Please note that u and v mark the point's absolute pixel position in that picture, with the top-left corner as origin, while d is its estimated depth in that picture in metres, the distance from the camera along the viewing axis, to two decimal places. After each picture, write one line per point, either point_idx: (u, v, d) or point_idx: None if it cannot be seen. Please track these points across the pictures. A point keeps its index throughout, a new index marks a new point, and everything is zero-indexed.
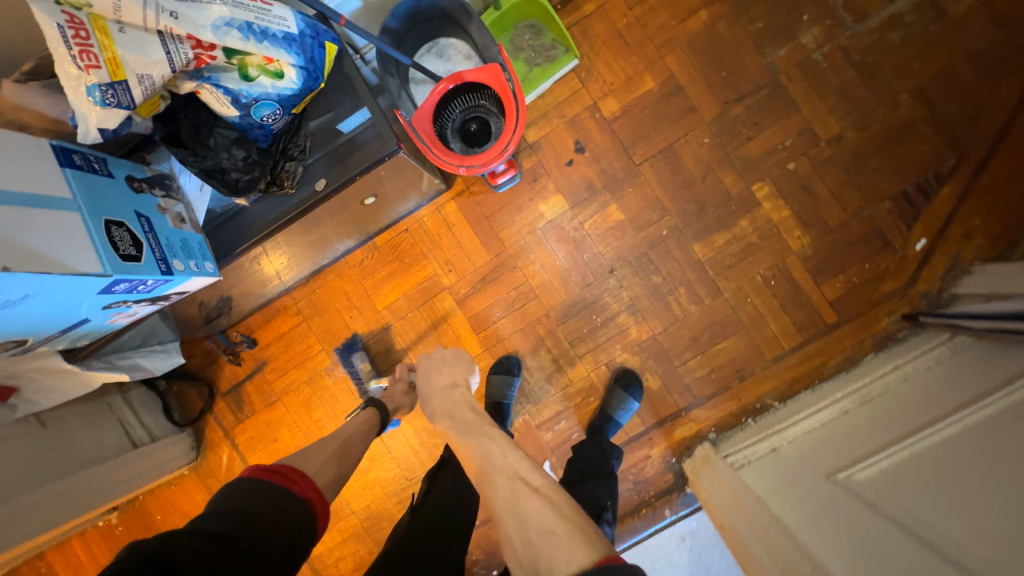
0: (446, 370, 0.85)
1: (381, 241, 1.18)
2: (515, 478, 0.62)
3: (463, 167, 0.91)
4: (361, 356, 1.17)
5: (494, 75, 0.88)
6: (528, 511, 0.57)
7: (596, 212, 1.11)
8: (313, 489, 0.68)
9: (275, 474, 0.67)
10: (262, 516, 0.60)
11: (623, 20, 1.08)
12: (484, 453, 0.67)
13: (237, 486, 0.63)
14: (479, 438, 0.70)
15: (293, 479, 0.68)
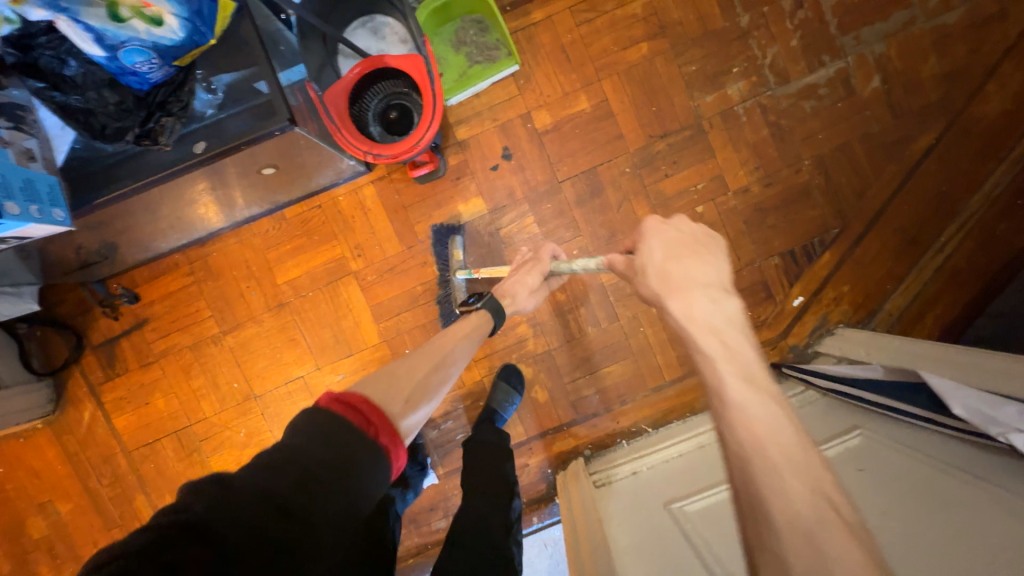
0: (687, 259, 0.69)
1: (292, 214, 1.13)
2: (821, 495, 0.44)
3: (370, 153, 0.88)
4: (457, 245, 1.09)
5: (415, 65, 0.87)
6: (845, 564, 0.39)
7: (514, 221, 1.11)
8: (390, 433, 0.56)
9: (349, 410, 0.55)
10: (330, 465, 0.49)
11: (568, 35, 1.08)
12: (769, 423, 0.50)
13: (310, 422, 0.52)
14: (765, 403, 0.51)
15: (372, 421, 0.56)
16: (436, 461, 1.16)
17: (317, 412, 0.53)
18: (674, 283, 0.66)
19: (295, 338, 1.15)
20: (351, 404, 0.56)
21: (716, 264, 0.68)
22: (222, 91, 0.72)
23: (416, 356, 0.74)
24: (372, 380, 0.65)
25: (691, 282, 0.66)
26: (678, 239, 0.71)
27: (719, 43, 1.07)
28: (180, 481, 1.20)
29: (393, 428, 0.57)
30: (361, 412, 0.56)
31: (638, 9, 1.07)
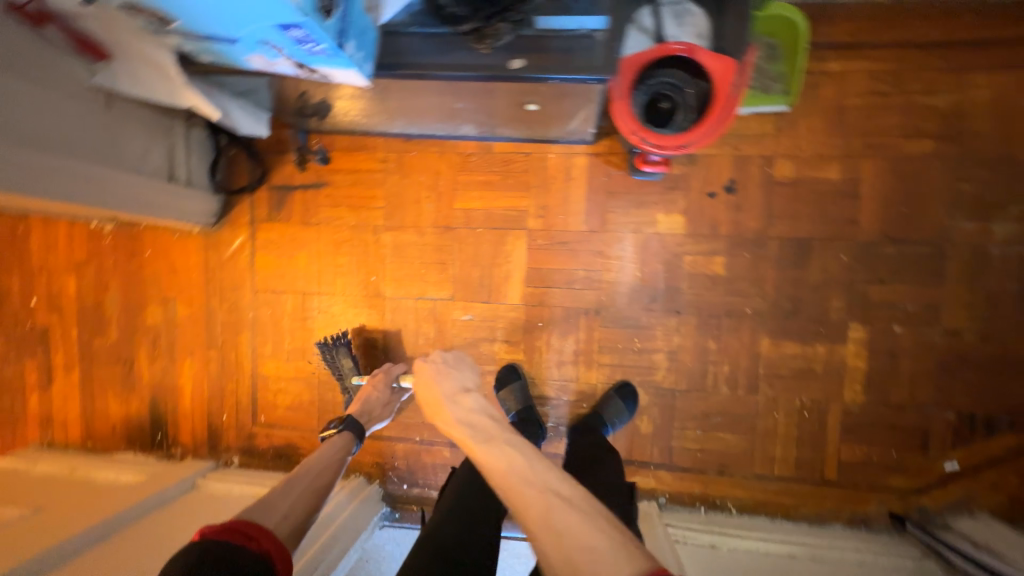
0: (456, 379, 0.91)
1: (498, 149, 1.13)
2: (589, 510, 0.59)
3: (638, 138, 0.86)
4: (346, 354, 1.15)
5: (724, 73, 0.82)
6: (567, 525, 0.57)
7: (703, 254, 1.07)
8: (272, 541, 0.69)
9: (226, 532, 0.67)
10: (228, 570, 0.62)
11: (854, 99, 1.00)
12: (514, 464, 0.66)
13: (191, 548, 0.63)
14: (504, 447, 0.69)
15: (248, 535, 0.68)
16: None
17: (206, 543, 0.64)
18: (429, 397, 0.89)
19: (444, 262, 1.16)
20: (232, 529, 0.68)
21: (468, 377, 0.93)
22: (563, 20, 0.70)
23: (297, 479, 0.84)
24: (258, 504, 0.76)
25: (444, 399, 0.85)
26: (433, 376, 0.92)
27: (1010, 175, 0.97)
28: (285, 337, 1.26)
29: (270, 534, 0.70)
30: (241, 533, 0.68)
31: (942, 104, 0.98)
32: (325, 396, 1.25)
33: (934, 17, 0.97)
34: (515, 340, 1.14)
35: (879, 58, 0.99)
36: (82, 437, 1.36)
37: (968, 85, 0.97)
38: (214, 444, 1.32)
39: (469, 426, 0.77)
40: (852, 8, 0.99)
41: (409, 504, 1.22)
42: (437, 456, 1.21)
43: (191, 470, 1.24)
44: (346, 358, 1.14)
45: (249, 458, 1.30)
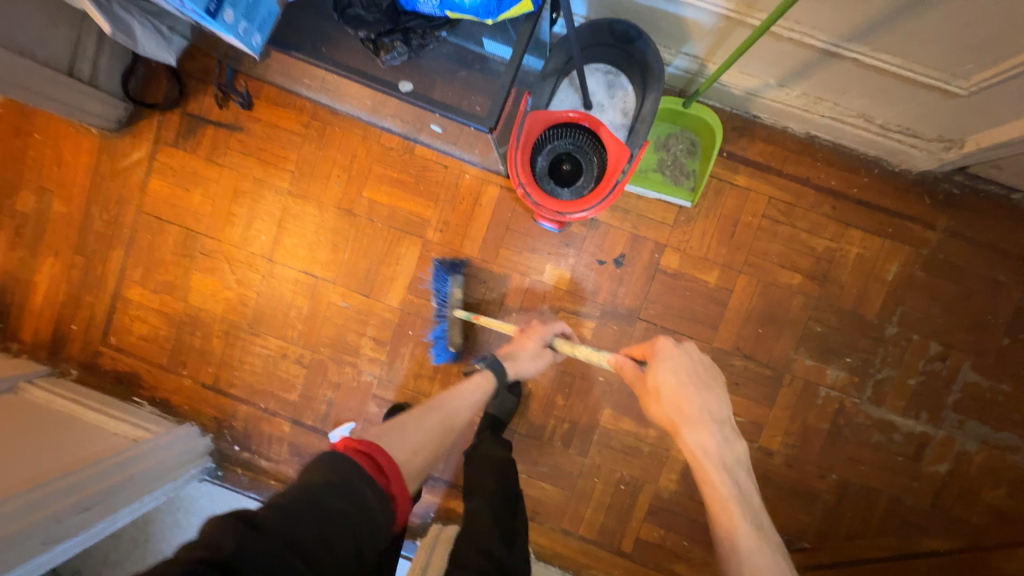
0: (689, 380, 0.75)
1: (420, 153, 1.12)
2: None
3: (523, 190, 0.86)
4: (453, 285, 1.11)
5: (616, 159, 0.85)
6: None
7: (577, 314, 1.11)
8: (399, 485, 0.59)
9: (366, 461, 0.57)
10: (342, 501, 0.52)
11: (751, 217, 1.06)
12: (779, 575, 0.60)
13: (336, 468, 0.55)
14: (770, 550, 0.62)
15: (382, 471, 0.58)
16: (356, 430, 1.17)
17: (337, 460, 0.56)
18: (683, 412, 0.73)
19: (338, 245, 1.15)
20: (371, 450, 0.59)
21: (723, 399, 0.75)
22: None
23: (431, 415, 0.82)
24: (389, 430, 0.74)
25: (702, 413, 0.72)
26: (684, 365, 0.76)
27: (855, 329, 1.06)
28: (158, 267, 1.21)
29: (401, 480, 0.60)
30: (373, 457, 0.59)
31: (821, 248, 1.06)
32: (184, 337, 1.22)
33: (839, 169, 1.04)
34: (383, 340, 1.16)
35: (783, 189, 1.05)
36: None
37: (847, 239, 1.05)
38: (55, 350, 1.26)
39: (727, 469, 0.69)
40: (774, 135, 1.04)
41: (232, 467, 1.22)
42: (275, 428, 1.20)
43: (19, 370, 1.18)
44: (457, 289, 1.09)
45: (87, 374, 1.25)
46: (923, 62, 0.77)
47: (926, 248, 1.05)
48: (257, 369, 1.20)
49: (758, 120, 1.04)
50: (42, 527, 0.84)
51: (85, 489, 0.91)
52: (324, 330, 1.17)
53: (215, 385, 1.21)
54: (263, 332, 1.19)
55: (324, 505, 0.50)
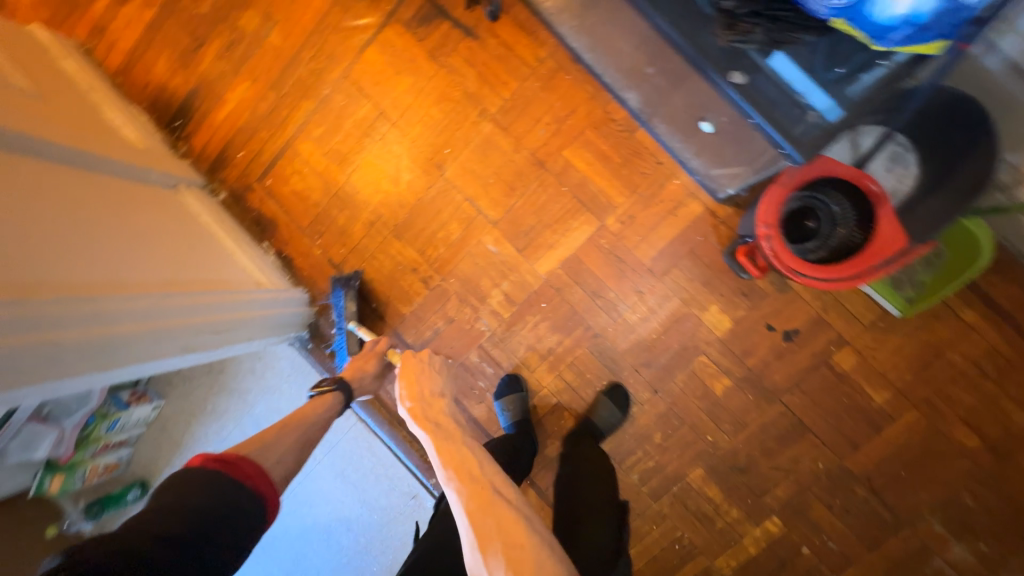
0: (433, 380, 0.82)
1: (639, 138, 1.04)
2: (554, 549, 0.58)
3: (764, 231, 0.80)
4: (593, 281, 1.08)
5: (880, 248, 0.75)
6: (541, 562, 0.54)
7: (716, 365, 1.03)
8: (269, 486, 0.76)
9: (226, 466, 0.73)
10: (221, 504, 0.68)
11: (958, 357, 0.94)
12: (470, 460, 0.64)
13: (185, 474, 0.70)
14: (469, 451, 0.66)
15: (249, 475, 0.74)
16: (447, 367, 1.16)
17: (198, 469, 0.71)
18: (415, 383, 0.79)
19: (512, 190, 1.11)
20: (228, 462, 0.73)
21: (447, 382, 0.84)
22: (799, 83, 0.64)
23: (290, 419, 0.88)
24: (254, 442, 0.80)
25: (422, 388, 0.78)
26: (423, 367, 0.84)
27: (1009, 521, 0.94)
28: (337, 135, 1.21)
29: (266, 477, 0.77)
30: (238, 470, 0.74)
31: (1016, 424, 0.93)
32: (330, 209, 1.22)
33: None
34: (514, 299, 1.12)
35: (1011, 345, 0.93)
36: (115, 70, 1.32)
37: None
38: (215, 168, 1.29)
39: (444, 420, 0.72)
40: None
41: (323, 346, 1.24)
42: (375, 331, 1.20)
43: (181, 173, 1.21)
44: (350, 300, 1.13)
45: (231, 202, 1.28)
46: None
47: None
48: (382, 270, 1.19)
49: None
50: (183, 333, 0.85)
51: (217, 313, 0.93)
52: (461, 263, 1.14)
53: (339, 266, 1.22)
54: (403, 238, 1.18)
55: (213, 513, 0.67)
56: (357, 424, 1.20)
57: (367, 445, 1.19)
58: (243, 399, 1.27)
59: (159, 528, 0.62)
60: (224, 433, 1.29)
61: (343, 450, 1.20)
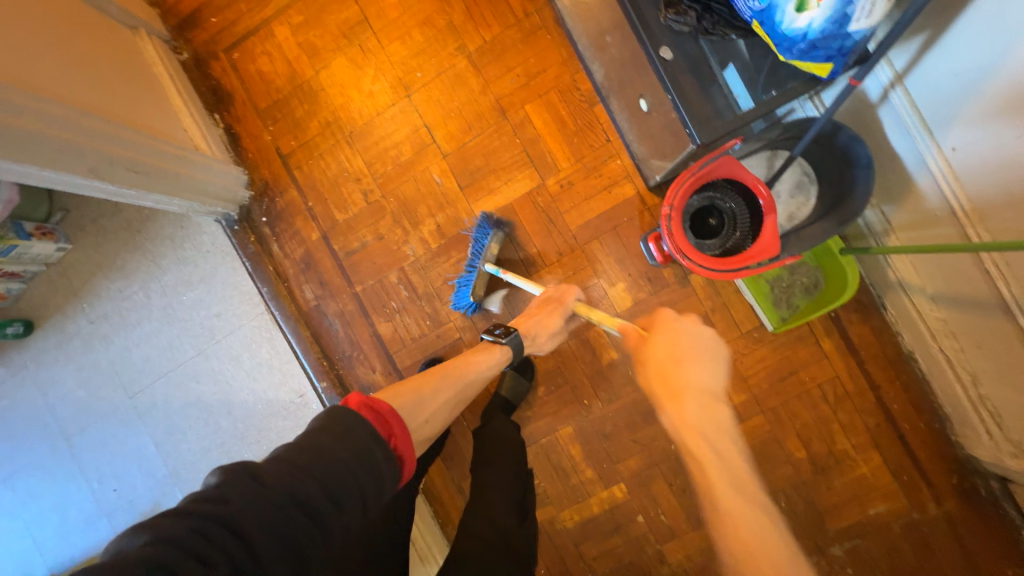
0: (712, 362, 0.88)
1: (596, 112, 1.10)
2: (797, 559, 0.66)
3: (668, 211, 0.86)
4: (523, 234, 1.13)
5: (759, 250, 0.84)
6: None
7: (609, 338, 1.12)
8: (406, 445, 0.63)
9: (378, 419, 0.61)
10: (360, 465, 0.55)
11: (807, 378, 1.07)
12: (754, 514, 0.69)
13: (330, 416, 0.58)
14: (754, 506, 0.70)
15: (392, 431, 0.62)
16: (367, 281, 1.19)
17: (353, 414, 0.59)
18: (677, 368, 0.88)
19: (471, 129, 1.14)
20: (381, 415, 0.62)
21: (720, 358, 0.89)
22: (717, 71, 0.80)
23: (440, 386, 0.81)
24: (405, 402, 0.73)
25: (693, 386, 0.85)
26: (694, 340, 0.91)
27: (810, 528, 1.07)
28: (317, 27, 1.20)
29: (406, 434, 0.63)
30: (389, 425, 0.62)
31: (837, 446, 1.07)
32: (291, 98, 1.21)
33: (909, 398, 1.04)
34: (445, 233, 1.16)
35: (850, 378, 1.06)
36: None
37: (864, 456, 1.06)
38: (183, 26, 1.25)
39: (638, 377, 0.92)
40: (883, 331, 1.04)
41: (248, 231, 1.23)
42: (306, 230, 1.21)
43: (146, 18, 1.17)
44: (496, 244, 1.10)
45: (192, 64, 1.24)
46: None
47: (922, 515, 1.04)
48: (328, 172, 1.20)
49: (881, 309, 1.04)
50: (104, 158, 0.85)
51: (142, 155, 0.93)
52: (404, 185, 1.17)
53: (286, 157, 1.21)
54: (356, 147, 1.18)
55: (341, 474, 0.53)
56: (264, 316, 1.22)
57: (269, 337, 1.21)
58: (154, 263, 1.25)
59: (288, 486, 0.50)
60: (127, 292, 1.27)
61: (244, 336, 1.22)
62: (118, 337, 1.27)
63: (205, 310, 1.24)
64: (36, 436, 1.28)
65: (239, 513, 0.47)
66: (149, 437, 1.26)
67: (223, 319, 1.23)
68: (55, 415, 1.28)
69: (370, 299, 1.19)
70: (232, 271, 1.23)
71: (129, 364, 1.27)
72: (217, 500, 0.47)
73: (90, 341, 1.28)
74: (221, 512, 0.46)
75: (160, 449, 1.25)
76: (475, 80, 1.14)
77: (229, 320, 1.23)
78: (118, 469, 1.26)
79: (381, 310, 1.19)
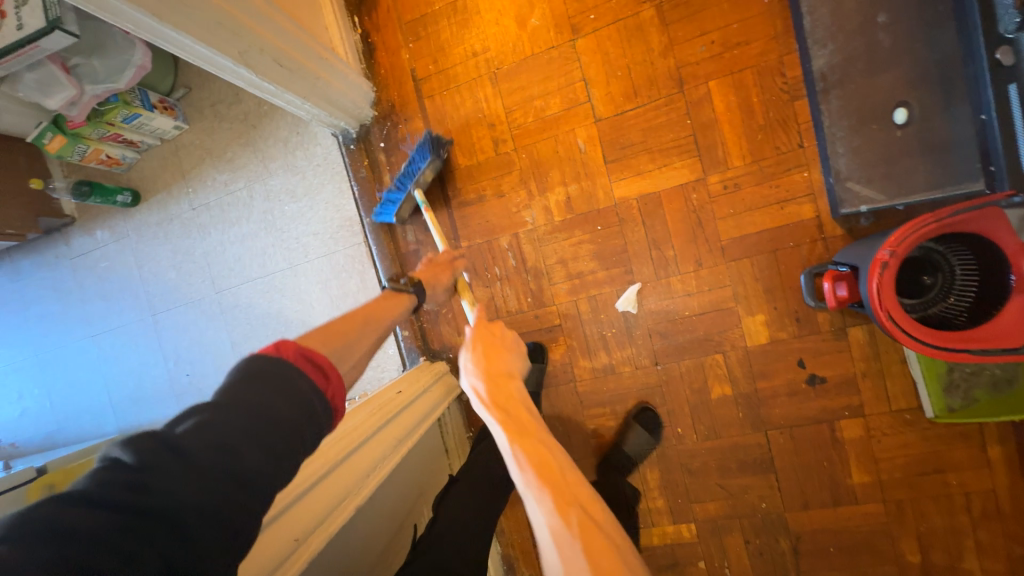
0: None
1: (798, 108, 0.90)
2: None
3: (886, 257, 0.68)
4: (660, 231, 0.98)
5: (987, 335, 0.67)
6: None
7: (726, 371, 0.98)
8: (341, 394, 0.58)
9: (309, 366, 0.55)
10: (293, 415, 0.50)
11: (953, 481, 0.90)
12: None
13: (258, 366, 0.52)
14: None
15: (328, 383, 0.56)
16: (473, 239, 1.09)
17: (278, 363, 0.53)
18: None
19: (636, 95, 0.97)
20: (308, 362, 0.55)
21: None
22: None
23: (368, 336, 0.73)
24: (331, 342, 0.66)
25: None
26: None
27: None
28: None
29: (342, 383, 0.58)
30: (321, 370, 0.56)
31: (962, 564, 0.91)
32: (438, 15, 1.06)
33: None
34: (572, 207, 1.02)
35: (1011, 498, 0.88)
36: None
37: None
38: None
39: (512, 404, 0.65)
40: None
41: (362, 153, 1.14)
42: None
43: None
44: (428, 168, 1.03)
45: None
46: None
47: None
48: (460, 109, 1.07)
49: None
50: (255, 45, 0.77)
51: (289, 48, 0.83)
52: (542, 143, 1.03)
53: (418, 82, 1.09)
54: (497, 87, 1.04)
55: (273, 422, 0.48)
56: (360, 247, 1.15)
57: (361, 272, 1.16)
58: (263, 165, 1.20)
59: (229, 465, 0.43)
60: (232, 187, 1.23)
61: (336, 262, 1.17)
62: (216, 231, 1.25)
63: (303, 226, 1.19)
64: (126, 305, 1.33)
65: (168, 496, 0.40)
66: (227, 335, 1.26)
67: (319, 240, 1.18)
68: (146, 291, 1.31)
69: (472, 258, 1.09)
70: (337, 191, 1.16)
71: (221, 260, 1.26)
72: (137, 485, 0.39)
73: (189, 227, 1.27)
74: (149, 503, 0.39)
75: (235, 352, 1.26)
76: (658, 37, 0.95)
77: (324, 242, 1.17)
78: (194, 357, 1.29)
79: (481, 274, 1.09)
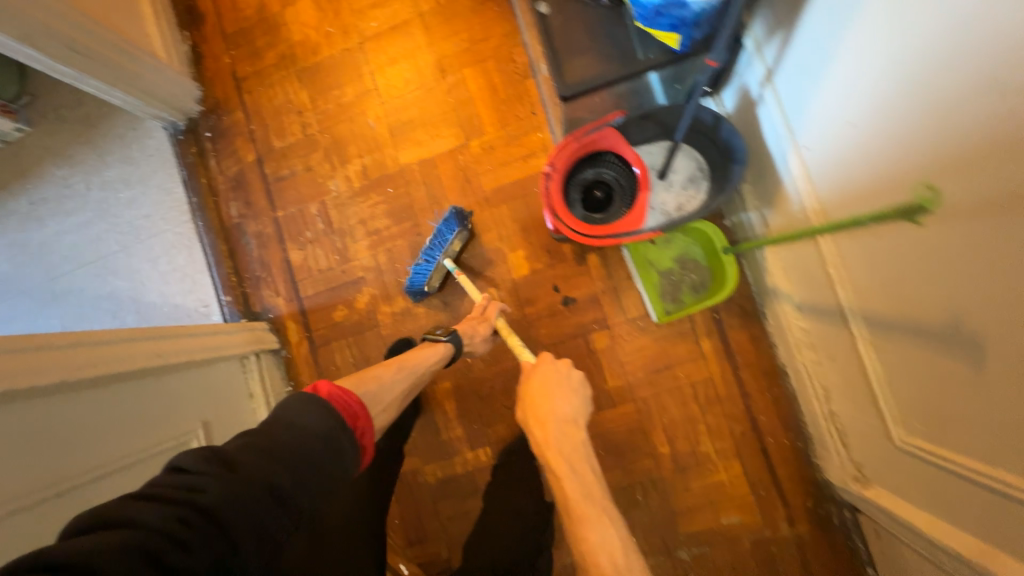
0: None
1: (528, 85, 1.15)
2: None
3: (549, 171, 0.88)
4: (438, 188, 1.17)
5: (627, 223, 0.87)
6: None
7: (501, 301, 1.14)
8: (369, 435, 0.65)
9: (341, 407, 0.62)
10: (325, 446, 0.55)
11: (682, 375, 1.08)
12: None
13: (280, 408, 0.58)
14: None
15: (359, 422, 0.63)
16: (289, 208, 1.24)
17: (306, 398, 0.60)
18: None
19: (410, 81, 1.19)
20: (339, 401, 0.63)
21: None
22: None
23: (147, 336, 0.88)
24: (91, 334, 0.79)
25: None
26: None
27: (660, 524, 1.07)
28: None
29: (369, 423, 0.65)
30: (349, 409, 0.62)
31: (701, 448, 1.07)
32: (256, 27, 1.28)
33: (776, 411, 1.04)
34: (368, 174, 1.20)
35: (724, 382, 1.06)
36: None
37: (725, 462, 1.06)
38: None
39: (576, 458, 0.73)
40: (760, 341, 1.05)
41: (191, 142, 1.29)
42: (243, 150, 1.27)
43: None
44: (458, 240, 1.10)
45: None
46: (891, 402, 0.74)
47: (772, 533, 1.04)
48: (274, 101, 1.26)
49: (762, 318, 1.05)
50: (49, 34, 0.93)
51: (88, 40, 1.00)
52: (341, 125, 1.22)
53: (240, 81, 1.28)
54: (304, 81, 1.24)
55: (304, 462, 0.52)
56: (188, 225, 1.26)
57: (188, 249, 1.26)
58: (100, 158, 1.31)
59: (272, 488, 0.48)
60: (70, 181, 1.33)
61: (166, 240, 1.27)
62: (53, 223, 1.32)
63: (135, 210, 1.28)
64: None
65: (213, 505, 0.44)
66: (59, 321, 1.30)
67: (149, 222, 1.28)
68: None
69: (289, 225, 1.23)
70: (168, 176, 1.28)
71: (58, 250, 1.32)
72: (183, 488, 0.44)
73: (26, 222, 1.34)
74: (198, 503, 0.43)
75: None
76: (424, 38, 1.19)
77: (154, 224, 1.28)
78: None
79: (297, 239, 1.23)
